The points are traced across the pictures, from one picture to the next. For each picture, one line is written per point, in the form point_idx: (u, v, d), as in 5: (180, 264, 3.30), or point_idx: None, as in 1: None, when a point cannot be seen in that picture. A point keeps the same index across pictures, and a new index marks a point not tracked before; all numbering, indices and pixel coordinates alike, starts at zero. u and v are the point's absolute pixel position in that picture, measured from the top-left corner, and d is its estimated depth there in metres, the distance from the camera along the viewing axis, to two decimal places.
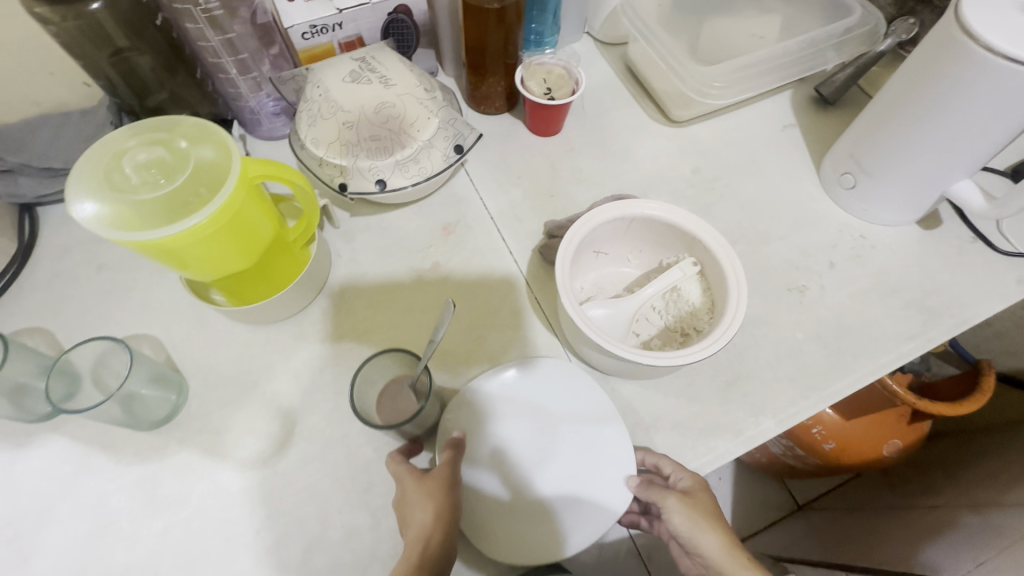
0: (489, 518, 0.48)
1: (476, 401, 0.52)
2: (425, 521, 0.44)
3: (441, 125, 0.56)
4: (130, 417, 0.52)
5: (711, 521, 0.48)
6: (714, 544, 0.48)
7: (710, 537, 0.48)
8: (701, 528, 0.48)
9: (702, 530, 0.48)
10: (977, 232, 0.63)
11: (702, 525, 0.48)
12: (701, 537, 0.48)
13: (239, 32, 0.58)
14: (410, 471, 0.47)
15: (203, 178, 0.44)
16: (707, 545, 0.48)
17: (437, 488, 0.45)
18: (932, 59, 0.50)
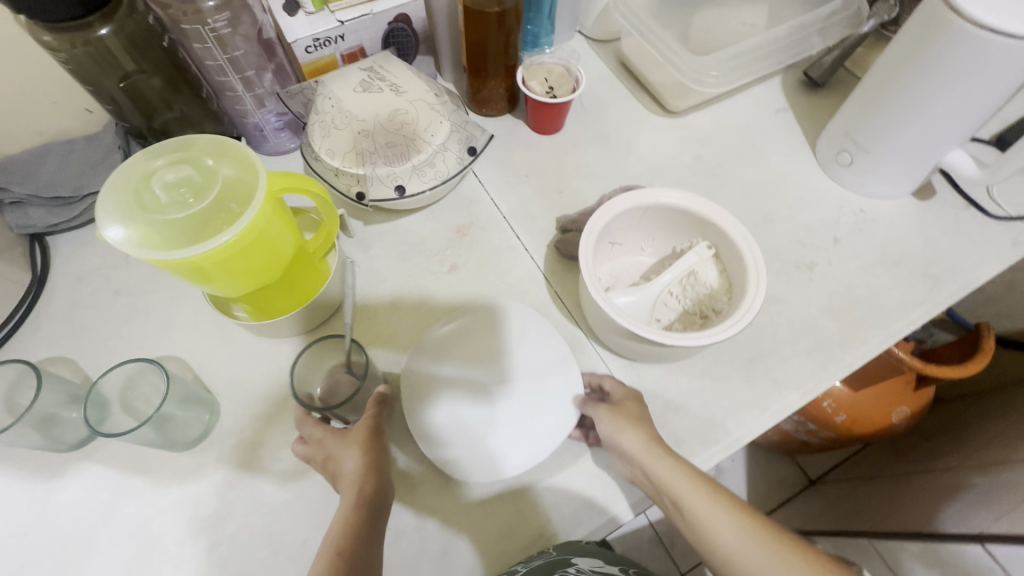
0: (437, 445, 0.51)
1: (427, 345, 0.55)
2: (356, 468, 0.47)
3: (454, 128, 0.57)
4: (164, 439, 0.52)
5: (633, 423, 0.49)
6: (637, 444, 0.47)
7: (633, 436, 0.48)
8: (627, 430, 0.48)
9: (625, 429, 0.48)
10: (970, 199, 0.66)
11: (625, 425, 0.48)
12: (625, 439, 0.48)
13: (245, 49, 0.59)
14: (328, 431, 0.50)
15: (229, 195, 0.44)
16: (632, 445, 0.47)
17: (359, 437, 0.49)
18: (923, 36, 0.53)
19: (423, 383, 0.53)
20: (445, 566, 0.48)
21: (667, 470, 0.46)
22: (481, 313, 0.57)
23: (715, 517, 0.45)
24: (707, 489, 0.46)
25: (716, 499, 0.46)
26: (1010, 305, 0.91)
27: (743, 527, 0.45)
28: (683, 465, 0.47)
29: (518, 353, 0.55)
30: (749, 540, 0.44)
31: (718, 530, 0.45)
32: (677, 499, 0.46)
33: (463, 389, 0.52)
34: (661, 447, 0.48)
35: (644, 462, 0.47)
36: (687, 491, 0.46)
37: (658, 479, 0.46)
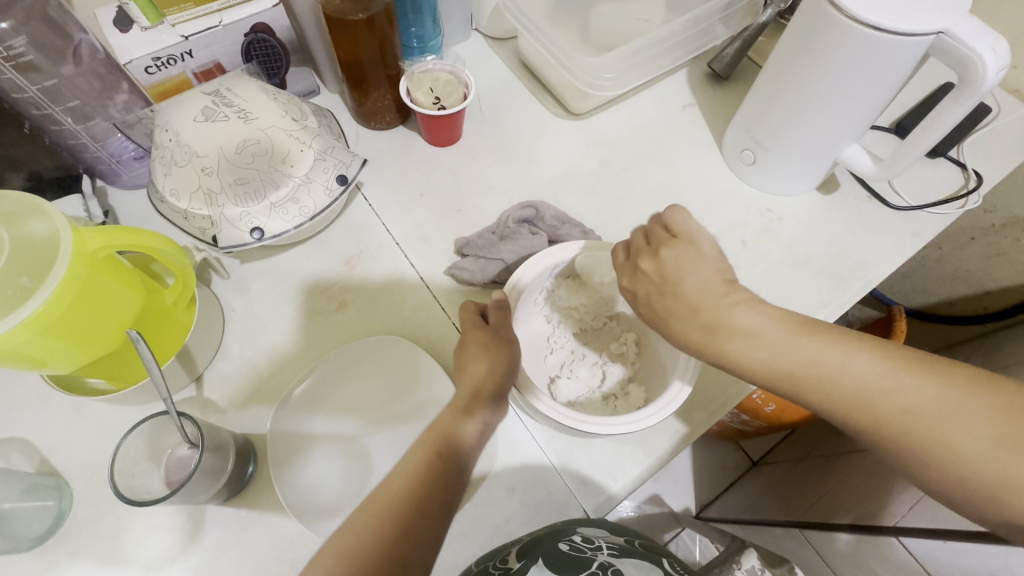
0: (313, 508, 0.47)
1: (294, 405, 0.50)
2: (480, 374, 0.46)
3: (318, 156, 0.51)
4: (4, 541, 0.45)
5: (743, 320, 0.40)
6: (784, 343, 0.39)
7: (764, 338, 0.39)
8: (704, 323, 0.41)
9: (680, 300, 0.42)
10: (872, 191, 0.65)
11: (693, 306, 0.41)
12: (716, 338, 0.40)
13: (67, 76, 0.50)
14: (470, 330, 0.49)
15: (24, 263, 0.38)
16: (766, 346, 0.39)
17: (502, 347, 0.47)
18: (807, 30, 0.50)
19: (295, 442, 0.49)
20: None
21: (843, 360, 0.38)
22: (342, 352, 0.52)
23: (942, 422, 0.35)
24: (917, 390, 0.36)
25: (932, 401, 0.36)
26: (924, 280, 0.91)
27: (980, 425, 0.34)
28: (863, 353, 0.38)
29: (393, 397, 0.52)
30: (996, 445, 0.34)
31: (950, 434, 0.35)
32: (857, 393, 0.37)
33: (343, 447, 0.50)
34: (826, 348, 0.39)
35: (791, 366, 0.39)
36: (874, 395, 0.37)
37: (812, 376, 0.38)
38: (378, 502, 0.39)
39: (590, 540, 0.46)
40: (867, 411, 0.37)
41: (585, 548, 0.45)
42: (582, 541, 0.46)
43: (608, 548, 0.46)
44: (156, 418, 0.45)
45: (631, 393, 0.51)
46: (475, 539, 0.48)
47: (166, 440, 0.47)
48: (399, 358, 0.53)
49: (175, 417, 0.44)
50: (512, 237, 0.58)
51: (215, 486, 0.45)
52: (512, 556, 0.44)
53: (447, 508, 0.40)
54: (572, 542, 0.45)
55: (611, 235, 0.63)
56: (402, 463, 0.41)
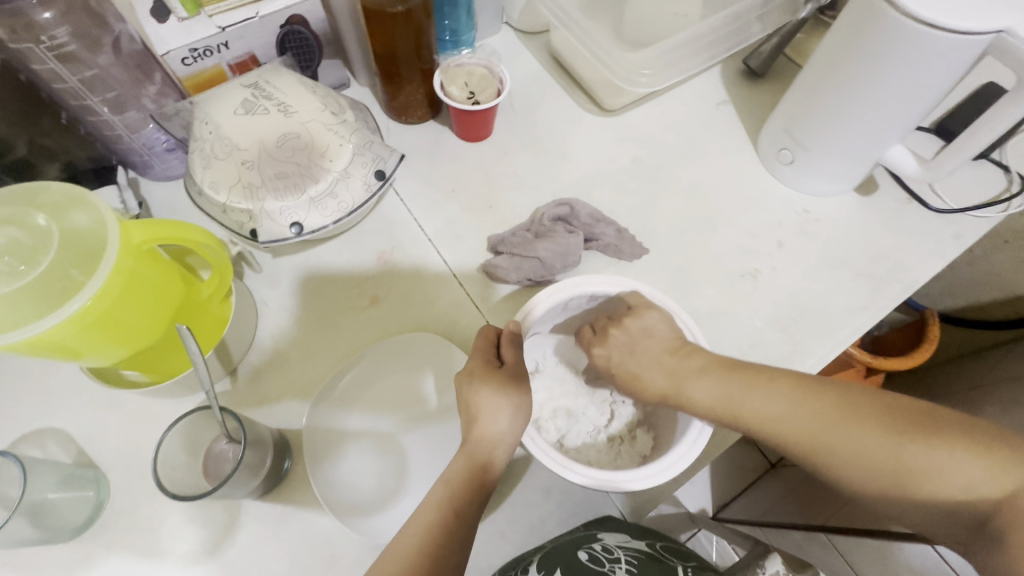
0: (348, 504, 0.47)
1: (323, 408, 0.50)
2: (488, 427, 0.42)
3: (357, 150, 0.50)
4: (44, 532, 0.45)
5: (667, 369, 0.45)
6: (703, 388, 0.43)
7: (687, 379, 0.43)
8: (663, 375, 0.45)
9: (648, 365, 0.45)
10: (911, 193, 0.64)
11: (645, 363, 0.45)
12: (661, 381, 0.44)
13: (105, 66, 0.50)
14: (478, 365, 0.44)
15: (72, 256, 0.37)
16: (689, 388, 0.43)
17: (515, 399, 0.43)
18: (858, 27, 0.49)
19: (330, 438, 0.49)
20: None
21: (750, 396, 0.42)
22: (380, 347, 0.52)
23: (841, 435, 0.39)
24: (816, 410, 0.40)
25: (832, 416, 0.40)
26: (953, 285, 0.89)
27: (872, 434, 0.39)
28: (770, 389, 0.42)
29: (425, 395, 0.51)
30: (892, 446, 0.38)
31: (846, 447, 0.39)
32: (768, 424, 0.41)
33: (376, 444, 0.49)
34: (736, 384, 0.43)
35: (711, 405, 0.43)
36: (780, 423, 0.41)
37: (729, 413, 0.42)
38: (395, 566, 0.36)
39: (610, 551, 0.45)
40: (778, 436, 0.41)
41: (604, 558, 0.44)
42: (602, 551, 0.45)
43: (627, 559, 0.45)
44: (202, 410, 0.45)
45: (638, 438, 0.50)
46: (510, 539, 0.48)
47: (205, 434, 0.47)
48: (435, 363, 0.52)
49: (217, 411, 0.44)
50: (547, 235, 0.57)
51: (252, 480, 0.45)
52: (533, 566, 0.43)
53: (460, 566, 0.38)
54: (592, 551, 0.45)
55: (644, 234, 0.62)
56: (415, 521, 0.39)
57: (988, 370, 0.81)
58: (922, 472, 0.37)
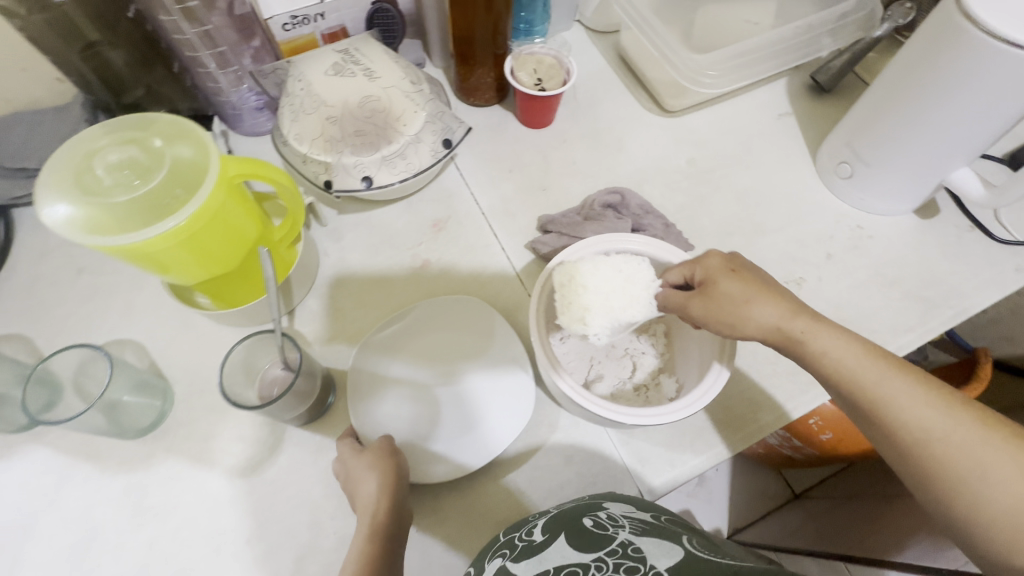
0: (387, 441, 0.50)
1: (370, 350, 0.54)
2: (372, 498, 0.43)
3: (429, 118, 0.54)
4: (115, 427, 0.50)
5: (808, 318, 0.42)
6: (843, 349, 0.41)
7: (823, 337, 0.41)
8: (778, 319, 0.42)
9: (762, 306, 0.42)
10: (975, 221, 0.62)
11: (754, 297, 0.42)
12: (785, 322, 0.42)
13: (217, 24, 0.55)
14: (352, 450, 0.48)
15: (180, 178, 0.42)
16: (826, 343, 0.41)
17: (387, 463, 0.45)
18: (932, 43, 0.49)
19: (372, 379, 0.52)
20: None
21: (890, 380, 0.39)
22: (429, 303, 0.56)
23: (986, 453, 0.35)
24: (976, 423, 0.36)
25: (992, 438, 0.35)
26: (1011, 329, 0.85)
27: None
28: (916, 382, 0.39)
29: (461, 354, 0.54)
30: None
31: (994, 471, 0.35)
32: (901, 410, 0.38)
33: (415, 390, 0.53)
34: (887, 360, 0.40)
35: (848, 367, 0.40)
36: (921, 412, 0.38)
37: (865, 381, 0.40)
38: None
39: (615, 518, 0.44)
40: (908, 427, 0.38)
41: (608, 524, 0.43)
42: (607, 518, 0.44)
43: (633, 526, 0.43)
44: (259, 336, 0.49)
45: (662, 384, 0.52)
46: (530, 498, 0.50)
47: (263, 359, 0.52)
48: (471, 319, 0.56)
49: (278, 336, 0.48)
50: (597, 218, 0.60)
51: (301, 407, 0.49)
52: (538, 529, 0.44)
53: None
54: (596, 518, 0.44)
55: (691, 232, 0.63)
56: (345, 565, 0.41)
57: None
58: None
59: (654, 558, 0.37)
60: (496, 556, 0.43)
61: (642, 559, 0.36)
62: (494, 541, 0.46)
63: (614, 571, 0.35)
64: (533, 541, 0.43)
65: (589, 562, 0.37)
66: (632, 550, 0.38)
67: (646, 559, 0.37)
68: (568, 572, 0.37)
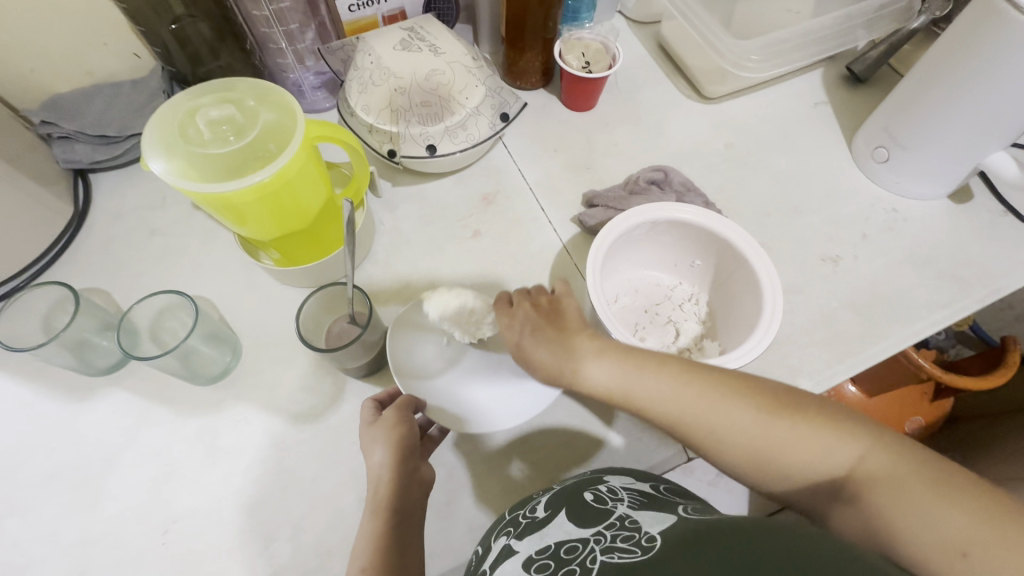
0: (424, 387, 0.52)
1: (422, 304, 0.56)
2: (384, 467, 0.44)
3: (488, 93, 0.57)
4: (187, 371, 0.54)
5: (620, 360, 0.44)
6: (602, 370, 0.45)
7: (640, 376, 0.43)
8: (612, 368, 0.44)
9: (595, 360, 0.45)
10: (1007, 206, 0.64)
11: (525, 339, 0.48)
12: (611, 372, 0.44)
13: (290, 4, 0.60)
14: (370, 415, 0.47)
15: (271, 136, 0.46)
16: (590, 367, 0.45)
17: (397, 434, 0.44)
18: (974, 29, 0.51)
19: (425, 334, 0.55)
20: (447, 514, 0.50)
21: (635, 379, 0.44)
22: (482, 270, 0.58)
23: (721, 416, 0.41)
24: (772, 419, 0.40)
25: (789, 427, 0.39)
26: None
27: (748, 424, 0.40)
28: (649, 374, 0.43)
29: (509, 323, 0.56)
30: (758, 425, 0.40)
31: (725, 431, 0.40)
32: (658, 407, 0.43)
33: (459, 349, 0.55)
34: (694, 381, 0.42)
35: (607, 383, 0.44)
36: (739, 430, 0.40)
37: (621, 393, 0.44)
38: None
39: (614, 492, 0.46)
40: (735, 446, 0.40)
41: (607, 497, 0.45)
42: (607, 493, 0.46)
43: (631, 499, 0.44)
44: (328, 289, 0.52)
45: (706, 348, 0.55)
46: (578, 451, 0.53)
47: (332, 313, 0.55)
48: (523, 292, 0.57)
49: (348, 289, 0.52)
50: (642, 193, 0.62)
51: (364, 358, 0.52)
52: (541, 505, 0.47)
53: None
54: (596, 492, 0.46)
55: (730, 211, 0.66)
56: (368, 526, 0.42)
57: None
58: (793, 450, 0.38)
59: (648, 526, 0.38)
60: (501, 534, 0.45)
61: (639, 527, 0.38)
62: (500, 519, 0.48)
63: (612, 541, 0.37)
64: (537, 518, 0.45)
65: (589, 536, 0.39)
66: (629, 521, 0.39)
67: (641, 527, 0.38)
68: (569, 546, 0.39)
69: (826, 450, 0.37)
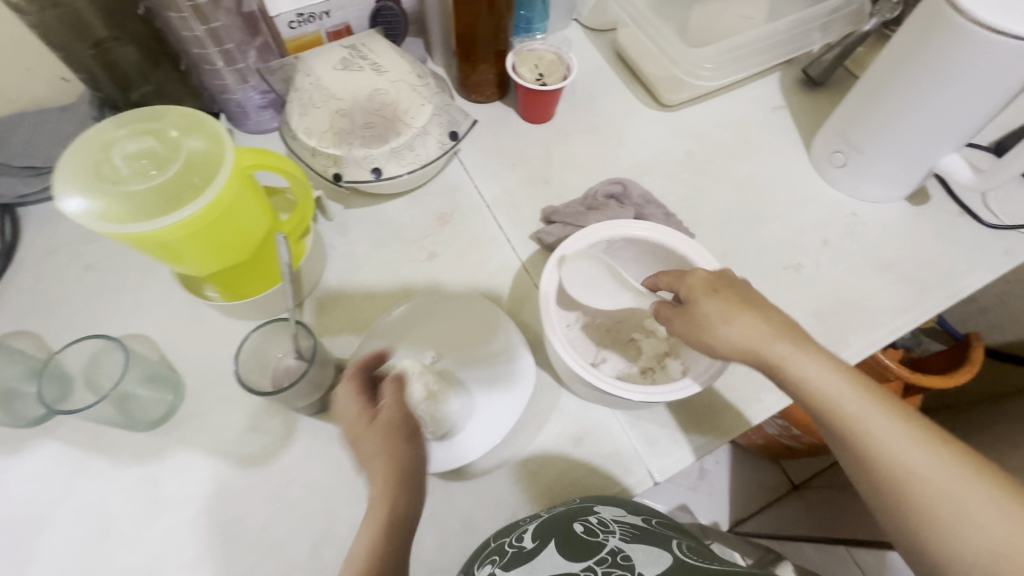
0: None
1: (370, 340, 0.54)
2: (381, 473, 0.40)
3: (435, 111, 0.55)
4: (125, 418, 0.50)
5: (789, 339, 0.43)
6: (748, 334, 0.43)
7: (806, 360, 0.42)
8: (759, 334, 0.43)
9: (735, 321, 0.43)
10: (964, 206, 0.65)
11: (733, 316, 0.43)
12: (768, 344, 0.43)
13: (224, 22, 0.56)
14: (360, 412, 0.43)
15: (193, 169, 0.43)
16: (736, 330, 0.43)
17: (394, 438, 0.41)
18: (923, 33, 0.51)
19: None
20: None
21: (805, 361, 0.42)
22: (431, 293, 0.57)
23: (878, 423, 0.40)
24: (938, 449, 0.39)
25: (963, 470, 0.37)
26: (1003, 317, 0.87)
27: (908, 447, 0.39)
28: (825, 360, 0.42)
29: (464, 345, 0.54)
30: (923, 451, 0.39)
31: (882, 438, 0.39)
32: (820, 385, 0.42)
33: None
34: (870, 394, 0.41)
35: (759, 350, 0.43)
36: (905, 448, 0.39)
37: (776, 361, 0.43)
38: None
39: (605, 523, 0.44)
40: (889, 459, 0.39)
41: (598, 529, 0.43)
42: (597, 523, 0.44)
43: (623, 532, 0.43)
44: (271, 324, 0.50)
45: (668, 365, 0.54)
46: (542, 481, 0.51)
47: (277, 348, 0.52)
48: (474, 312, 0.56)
49: (292, 323, 0.50)
50: (599, 208, 0.61)
51: (312, 396, 0.50)
52: (528, 535, 0.44)
53: None
54: (586, 522, 0.44)
55: (691, 221, 0.65)
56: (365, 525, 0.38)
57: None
58: (953, 493, 0.37)
59: (642, 567, 0.38)
60: (485, 563, 0.42)
61: (631, 569, 0.38)
62: (484, 547, 0.45)
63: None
64: (524, 548, 0.42)
65: (579, 569, 0.38)
66: (622, 560, 0.39)
67: (634, 568, 0.38)
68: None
69: (987, 511, 0.36)
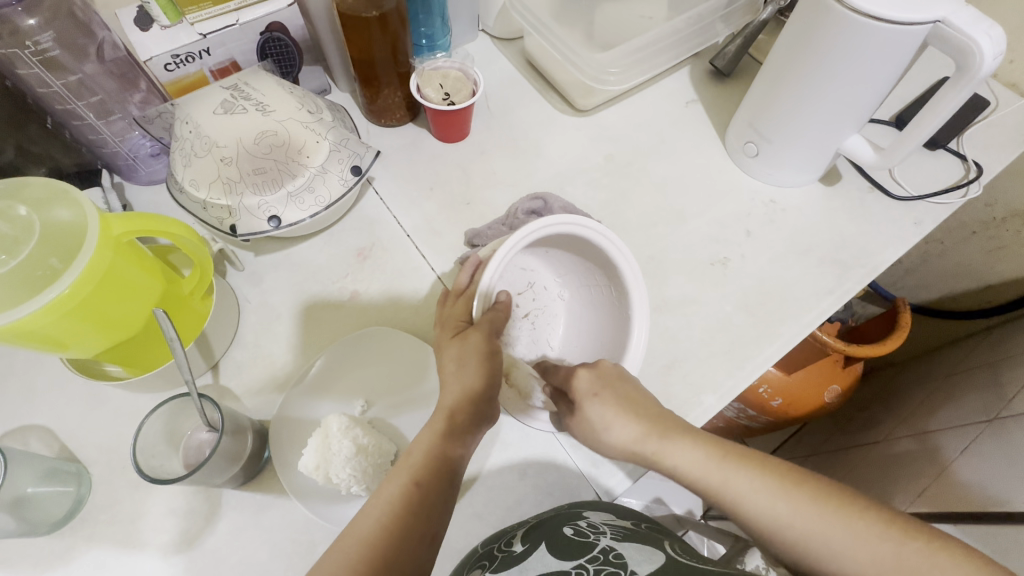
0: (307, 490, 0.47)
1: (291, 404, 0.50)
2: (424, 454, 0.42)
3: (334, 147, 0.52)
4: (23, 525, 0.45)
5: (655, 429, 0.45)
6: (621, 432, 0.45)
7: (671, 451, 0.44)
8: (636, 435, 0.45)
9: (619, 418, 0.45)
10: (873, 181, 0.66)
11: (610, 415, 0.45)
12: (635, 444, 0.45)
13: (91, 73, 0.52)
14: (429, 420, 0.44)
15: (53, 249, 0.39)
16: (606, 423, 0.45)
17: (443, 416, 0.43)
18: (810, 23, 0.51)
19: (302, 425, 0.50)
20: None
21: (669, 449, 0.44)
22: (350, 340, 0.53)
23: (745, 488, 0.42)
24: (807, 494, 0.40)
25: (825, 510, 0.39)
26: (926, 277, 0.91)
27: (777, 500, 0.41)
28: (683, 445, 0.44)
29: (395, 390, 0.53)
30: (788, 499, 0.40)
31: (754, 499, 0.41)
32: (687, 473, 0.43)
33: None
34: (730, 458, 0.43)
35: (629, 441, 0.45)
36: (771, 502, 0.41)
37: (649, 455, 0.44)
38: None
39: (595, 525, 0.44)
40: (766, 521, 0.41)
41: (588, 531, 0.43)
42: (587, 526, 0.43)
43: (613, 532, 0.43)
44: (175, 400, 0.46)
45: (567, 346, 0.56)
46: (491, 519, 0.49)
47: (188, 424, 0.49)
48: (399, 351, 0.54)
49: (195, 398, 0.46)
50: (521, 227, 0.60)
51: (231, 471, 0.46)
52: (518, 539, 0.43)
53: None
54: (576, 526, 0.43)
55: (617, 227, 0.64)
56: (383, 495, 0.40)
57: (961, 356, 0.82)
58: (826, 540, 0.39)
59: (634, 564, 0.37)
60: (475, 570, 0.42)
61: (623, 565, 0.37)
62: (473, 556, 0.45)
63: None
64: (513, 552, 0.42)
65: (571, 570, 0.37)
66: (613, 557, 0.38)
67: (627, 564, 0.37)
68: None
69: (869, 549, 0.37)
